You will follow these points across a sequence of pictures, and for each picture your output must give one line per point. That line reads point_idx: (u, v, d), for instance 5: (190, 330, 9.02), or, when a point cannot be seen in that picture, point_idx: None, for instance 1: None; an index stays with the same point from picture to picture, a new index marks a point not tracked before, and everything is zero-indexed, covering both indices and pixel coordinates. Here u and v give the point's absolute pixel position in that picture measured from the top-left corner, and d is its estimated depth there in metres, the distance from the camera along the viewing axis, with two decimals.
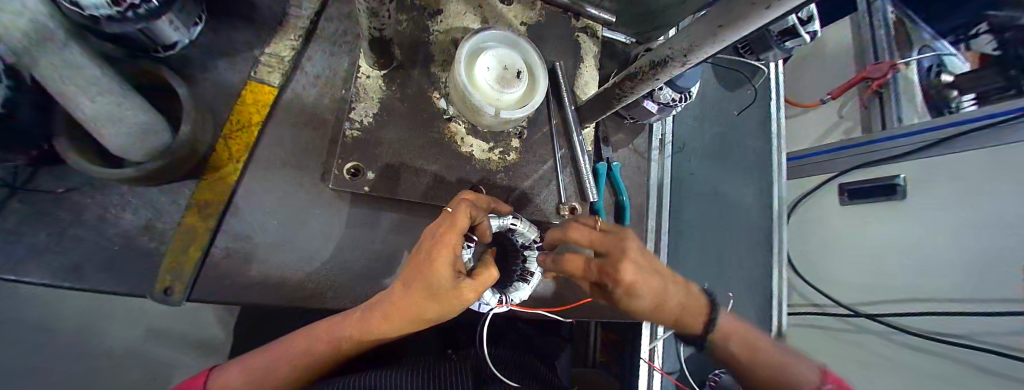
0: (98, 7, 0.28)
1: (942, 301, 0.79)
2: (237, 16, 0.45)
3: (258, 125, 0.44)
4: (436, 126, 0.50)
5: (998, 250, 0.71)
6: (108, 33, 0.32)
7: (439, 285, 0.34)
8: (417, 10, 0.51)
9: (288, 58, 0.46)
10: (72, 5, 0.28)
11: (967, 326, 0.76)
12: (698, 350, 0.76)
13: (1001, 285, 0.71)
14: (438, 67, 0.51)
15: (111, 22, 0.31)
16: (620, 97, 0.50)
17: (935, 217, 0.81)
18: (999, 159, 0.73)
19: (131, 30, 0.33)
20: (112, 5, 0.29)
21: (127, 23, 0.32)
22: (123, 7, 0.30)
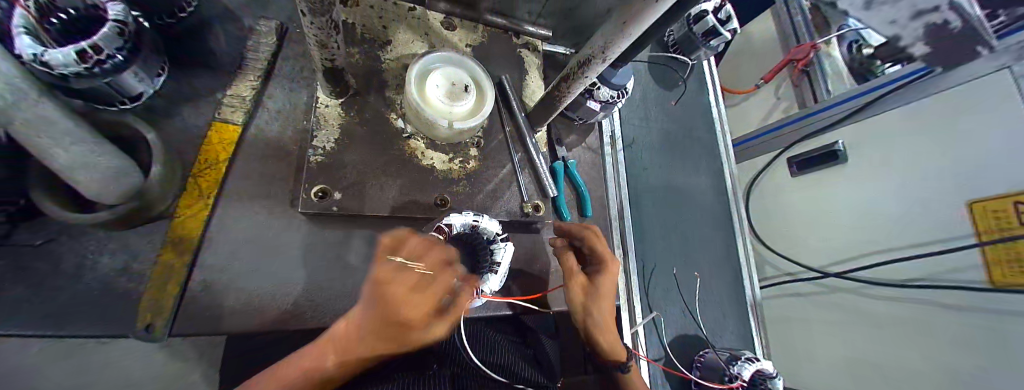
0: (67, 65, 0.32)
1: (896, 248, 0.83)
2: (199, 65, 0.49)
3: (225, 162, 0.47)
4: (396, 144, 0.54)
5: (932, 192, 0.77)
6: (78, 88, 0.36)
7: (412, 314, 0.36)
8: (368, 43, 0.57)
9: (250, 97, 0.50)
10: (42, 65, 0.31)
11: (923, 269, 0.78)
12: (680, 334, 0.76)
13: (945, 223, 0.75)
14: (393, 91, 0.56)
15: (80, 79, 0.34)
16: (560, 98, 0.55)
17: (875, 172, 0.88)
18: (917, 112, 0.82)
19: (98, 84, 0.36)
20: (80, 63, 0.33)
21: (95, 78, 0.35)
22: (90, 63, 0.34)
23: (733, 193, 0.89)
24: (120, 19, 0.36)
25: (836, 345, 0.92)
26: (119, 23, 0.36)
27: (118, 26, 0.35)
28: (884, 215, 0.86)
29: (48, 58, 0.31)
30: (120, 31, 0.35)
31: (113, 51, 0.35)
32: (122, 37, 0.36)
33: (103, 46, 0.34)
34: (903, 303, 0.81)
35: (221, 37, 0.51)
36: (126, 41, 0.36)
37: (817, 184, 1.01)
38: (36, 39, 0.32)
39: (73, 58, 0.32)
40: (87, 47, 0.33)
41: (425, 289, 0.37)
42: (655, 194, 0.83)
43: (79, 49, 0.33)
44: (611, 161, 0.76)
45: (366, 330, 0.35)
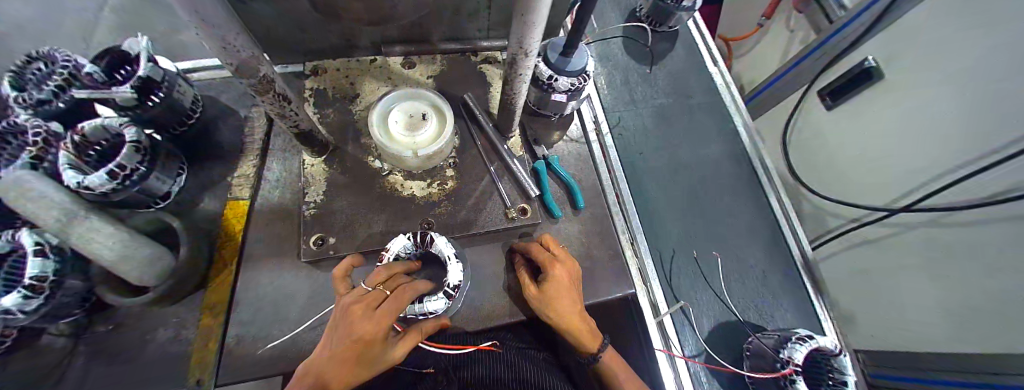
0: (103, 184, 0.41)
1: (960, 165, 0.67)
2: (210, 157, 0.59)
3: (240, 232, 0.55)
4: (377, 183, 0.59)
5: (989, 85, 0.62)
6: (119, 200, 0.45)
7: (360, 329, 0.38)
8: (340, 101, 0.64)
9: (252, 174, 0.59)
10: (86, 189, 0.41)
11: (995, 182, 0.63)
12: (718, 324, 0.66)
13: (1005, 122, 0.60)
14: (367, 136, 0.62)
15: (117, 191, 0.43)
16: (513, 101, 0.56)
17: (919, 82, 0.73)
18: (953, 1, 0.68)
19: (131, 193, 0.45)
20: (112, 180, 0.42)
21: (128, 189, 0.44)
22: (120, 178, 0.42)
23: (751, 143, 0.79)
24: (136, 139, 0.44)
25: (921, 288, 0.74)
26: (136, 142, 0.44)
27: (135, 144, 0.44)
28: (936, 128, 0.70)
29: (88, 183, 0.40)
30: (137, 147, 0.44)
31: (134, 164, 0.43)
32: (139, 152, 0.44)
33: (127, 163, 0.43)
34: (978, 229, 0.65)
35: (225, 130, 0.61)
36: (144, 155, 0.45)
37: (860, 112, 0.87)
38: (78, 170, 0.42)
39: (105, 178, 0.41)
40: (115, 167, 0.42)
41: (349, 328, 0.38)
42: (659, 169, 0.78)
43: (109, 170, 0.41)
44: (599, 147, 0.73)
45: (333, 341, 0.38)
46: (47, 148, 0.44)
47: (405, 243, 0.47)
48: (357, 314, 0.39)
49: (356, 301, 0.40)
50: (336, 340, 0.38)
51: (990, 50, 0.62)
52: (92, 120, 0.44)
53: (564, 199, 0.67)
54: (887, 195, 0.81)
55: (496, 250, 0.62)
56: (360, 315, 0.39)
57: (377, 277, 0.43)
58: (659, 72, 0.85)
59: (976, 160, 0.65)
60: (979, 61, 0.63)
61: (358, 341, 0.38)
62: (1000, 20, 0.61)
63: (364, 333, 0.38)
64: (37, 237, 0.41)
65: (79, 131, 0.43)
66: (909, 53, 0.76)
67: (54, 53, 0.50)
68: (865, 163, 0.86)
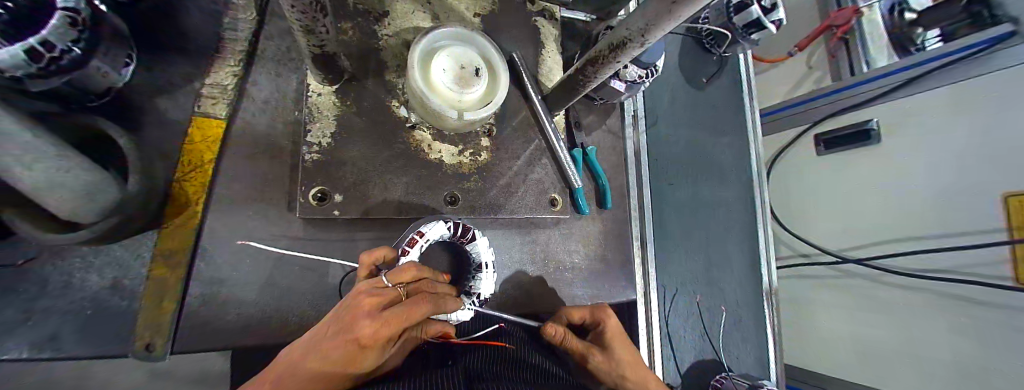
0: (17, 67, 0.27)
1: (921, 238, 0.80)
2: (171, 49, 0.43)
3: (212, 162, 0.42)
4: (400, 137, 0.48)
5: (968, 183, 0.73)
6: (34, 90, 0.31)
7: (360, 328, 0.31)
8: (363, 16, 0.49)
9: (232, 86, 0.44)
10: None
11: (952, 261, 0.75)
12: (699, 358, 0.78)
13: (969, 217, 0.73)
14: (394, 73, 0.49)
15: (34, 79, 0.29)
16: (584, 83, 0.48)
17: (909, 157, 0.82)
18: (966, 94, 0.74)
19: (57, 84, 0.32)
20: (32, 62, 0.28)
21: (51, 77, 0.30)
22: (43, 62, 0.29)
23: (757, 169, 0.84)
24: (70, 6, 0.30)
25: (847, 329, 0.94)
26: (70, 12, 0.30)
27: (69, 15, 0.29)
28: (912, 203, 0.82)
29: None
30: (72, 21, 0.30)
31: (67, 45, 0.30)
32: (75, 29, 0.30)
33: (56, 41, 0.29)
34: (918, 291, 0.81)
35: (194, 14, 0.44)
36: (82, 33, 0.31)
37: (841, 165, 0.96)
38: None
39: (22, 59, 0.27)
40: (38, 43, 0.28)
41: (350, 325, 0.32)
42: (677, 178, 0.79)
43: (29, 47, 0.27)
44: (634, 145, 0.69)
45: (331, 337, 0.32)
46: None
47: (443, 232, 0.41)
48: (362, 310, 0.32)
49: (369, 293, 0.34)
50: (329, 331, 0.32)
51: (977, 154, 0.72)
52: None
53: (592, 195, 0.63)
54: (845, 243, 0.94)
55: (516, 237, 0.57)
56: (365, 313, 0.32)
57: (404, 276, 0.36)
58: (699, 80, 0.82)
59: (935, 239, 0.78)
60: (967, 159, 0.73)
61: (357, 342, 0.32)
62: (998, 130, 0.69)
63: (365, 337, 0.31)
64: None
65: None
66: (917, 129, 0.81)
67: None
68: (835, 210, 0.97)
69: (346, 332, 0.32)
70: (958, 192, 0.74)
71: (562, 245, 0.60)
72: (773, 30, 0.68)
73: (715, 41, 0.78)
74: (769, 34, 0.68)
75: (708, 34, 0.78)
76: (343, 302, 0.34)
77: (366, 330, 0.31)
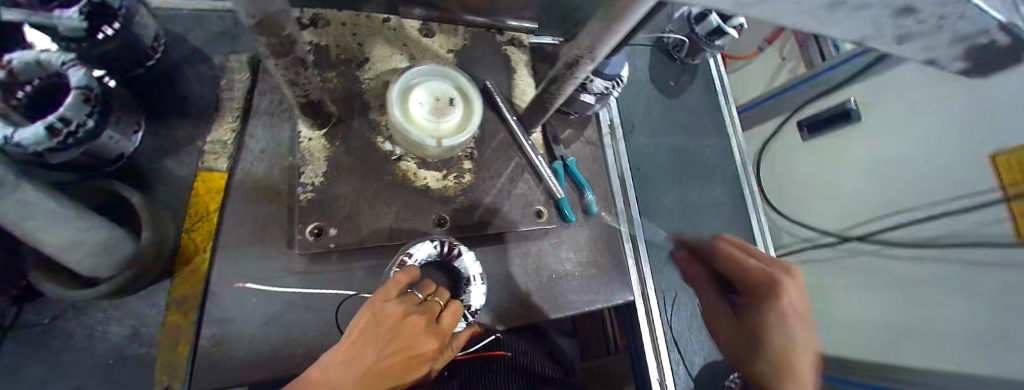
0: (37, 142, 0.32)
1: None
2: (175, 113, 0.48)
3: (217, 211, 0.46)
4: (388, 170, 0.52)
5: None
6: (55, 162, 0.36)
7: (422, 344, 0.41)
8: (345, 65, 0.54)
9: (231, 141, 0.49)
10: (14, 147, 0.32)
11: None
12: (708, 361, 0.76)
13: None
14: (377, 112, 0.53)
15: (54, 153, 0.34)
16: (551, 100, 0.52)
17: None
18: None
19: (75, 155, 0.36)
20: (51, 138, 0.33)
21: (69, 151, 0.35)
22: (61, 136, 0.34)
23: (741, 161, 0.86)
24: (84, 85, 0.35)
25: None
26: (84, 90, 0.35)
27: (83, 93, 0.35)
28: None
29: (17, 139, 0.31)
30: (86, 97, 0.35)
31: (82, 119, 0.35)
32: (88, 104, 0.35)
33: (72, 117, 0.34)
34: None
35: (194, 81, 0.50)
36: (94, 107, 0.36)
37: None
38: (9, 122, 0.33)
39: (44, 136, 0.32)
40: (55, 121, 0.33)
41: (411, 344, 0.40)
42: (662, 182, 0.81)
43: (48, 125, 0.32)
44: (613, 152, 0.73)
45: (386, 355, 0.39)
46: None
47: (430, 251, 0.44)
48: (418, 332, 0.40)
49: (416, 315, 0.41)
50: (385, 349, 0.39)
51: None
52: (21, 54, 0.35)
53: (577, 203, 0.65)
54: None
55: (507, 252, 0.59)
56: (423, 334, 0.41)
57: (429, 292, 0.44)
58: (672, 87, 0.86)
59: None
60: None
61: (414, 357, 0.41)
62: None
63: (427, 351, 0.41)
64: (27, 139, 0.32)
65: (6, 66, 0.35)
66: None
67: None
68: None
69: (403, 348, 0.40)
70: None
71: (553, 255, 0.62)
72: (735, 34, 0.71)
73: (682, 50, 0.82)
74: (731, 38, 0.71)
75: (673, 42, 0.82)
76: (378, 324, 0.39)
77: (428, 345, 0.41)
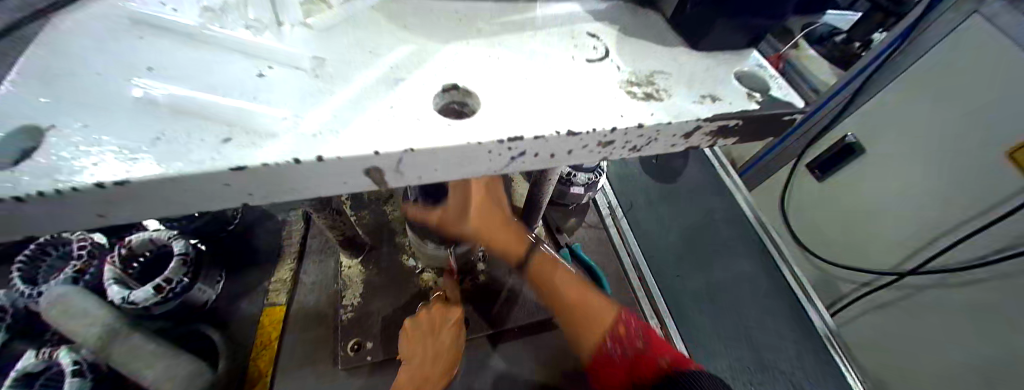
0: (146, 297, 0.48)
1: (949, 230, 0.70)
2: (247, 264, 0.63)
3: (276, 339, 0.55)
4: (410, 285, 0.60)
5: (972, 159, 0.65)
6: (158, 313, 0.51)
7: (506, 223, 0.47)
8: (376, 204, 0.67)
9: (289, 278, 0.61)
10: (130, 303, 0.48)
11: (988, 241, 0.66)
12: None
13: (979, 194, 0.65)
14: (402, 235, 0.64)
15: (157, 304, 0.49)
16: (540, 198, 0.60)
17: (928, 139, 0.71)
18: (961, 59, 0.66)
19: (173, 304, 0.51)
20: (156, 293, 0.49)
21: (169, 302, 0.50)
22: (164, 291, 0.50)
23: (755, 217, 0.86)
24: (184, 251, 0.52)
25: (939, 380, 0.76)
26: (183, 255, 0.52)
27: (182, 258, 0.51)
28: (932, 199, 0.72)
29: (133, 296, 0.48)
30: (183, 261, 0.51)
31: (179, 276, 0.51)
32: (185, 266, 0.52)
33: (173, 276, 0.50)
34: (982, 287, 0.68)
35: (263, 236, 0.66)
36: (189, 266, 0.52)
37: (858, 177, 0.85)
38: (122, 283, 0.50)
39: (150, 292, 0.48)
40: (162, 282, 0.49)
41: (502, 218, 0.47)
42: (680, 262, 0.80)
43: (155, 285, 0.49)
44: (617, 231, 0.77)
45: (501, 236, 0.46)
46: (89, 261, 0.53)
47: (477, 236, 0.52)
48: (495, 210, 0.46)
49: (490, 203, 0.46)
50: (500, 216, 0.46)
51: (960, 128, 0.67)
52: (139, 235, 0.52)
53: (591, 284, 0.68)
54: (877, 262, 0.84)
55: (528, 348, 0.60)
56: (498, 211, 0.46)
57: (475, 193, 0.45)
58: (666, 170, 0.93)
59: (952, 232, 0.70)
60: (971, 132, 0.65)
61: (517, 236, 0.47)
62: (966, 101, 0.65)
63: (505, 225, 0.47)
64: (145, 295, 0.48)
65: (127, 245, 0.51)
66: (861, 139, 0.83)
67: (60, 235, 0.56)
68: (881, 226, 0.82)
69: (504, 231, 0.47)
70: (971, 171, 0.66)
71: None
72: None
73: None
74: None
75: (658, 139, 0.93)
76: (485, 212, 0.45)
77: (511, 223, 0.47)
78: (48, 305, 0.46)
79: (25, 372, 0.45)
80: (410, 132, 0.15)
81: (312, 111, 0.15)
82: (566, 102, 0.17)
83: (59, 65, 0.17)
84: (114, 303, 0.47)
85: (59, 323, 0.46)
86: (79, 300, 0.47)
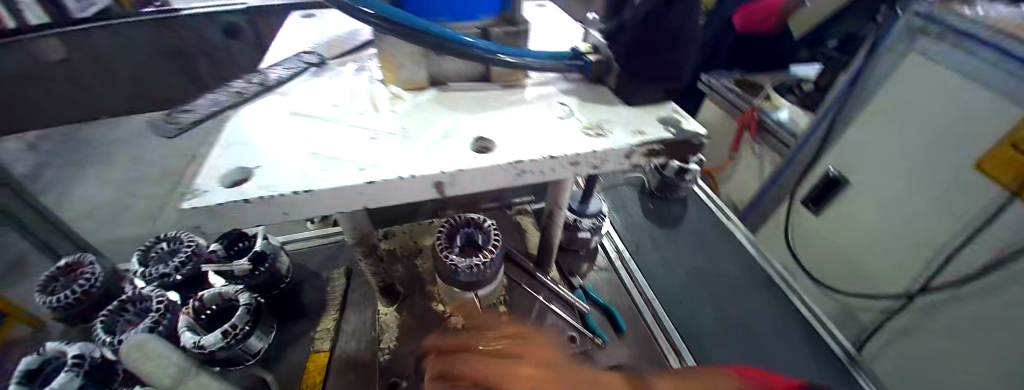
0: (213, 342, 0.54)
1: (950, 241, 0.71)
2: (295, 317, 0.70)
3: (320, 383, 0.60)
4: (441, 327, 0.66)
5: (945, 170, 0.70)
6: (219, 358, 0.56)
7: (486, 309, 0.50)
8: (407, 258, 0.77)
9: (332, 327, 0.68)
10: (199, 348, 0.54)
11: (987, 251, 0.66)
12: None
13: (961, 203, 0.68)
14: (431, 283, 0.73)
15: (221, 349, 0.55)
16: (549, 241, 0.69)
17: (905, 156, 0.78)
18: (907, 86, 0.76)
19: (233, 350, 0.57)
20: (222, 338, 0.55)
21: (230, 347, 0.56)
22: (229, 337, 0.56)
23: (757, 251, 0.92)
24: (246, 301, 0.60)
25: None
26: (246, 305, 0.60)
27: (246, 307, 0.59)
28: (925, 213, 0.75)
29: (203, 341, 0.54)
30: (247, 310, 0.59)
31: (242, 323, 0.58)
32: (247, 313, 0.59)
33: (238, 322, 0.57)
34: (984, 299, 0.67)
35: (310, 292, 0.74)
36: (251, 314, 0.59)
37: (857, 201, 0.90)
38: (193, 330, 0.57)
39: (217, 337, 0.55)
40: (228, 328, 0.56)
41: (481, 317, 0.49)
42: (693, 298, 0.83)
43: (222, 330, 0.55)
44: (626, 272, 0.83)
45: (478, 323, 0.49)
46: (165, 313, 0.61)
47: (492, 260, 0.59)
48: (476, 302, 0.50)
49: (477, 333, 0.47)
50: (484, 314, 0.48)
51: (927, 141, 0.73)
52: (211, 289, 0.61)
53: (606, 321, 0.72)
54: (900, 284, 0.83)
55: None
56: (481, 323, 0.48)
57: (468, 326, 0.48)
58: (668, 215, 1.01)
59: (955, 244, 0.70)
60: (935, 145, 0.71)
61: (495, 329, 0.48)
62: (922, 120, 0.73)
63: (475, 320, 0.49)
64: (213, 340, 0.54)
65: (199, 299, 0.60)
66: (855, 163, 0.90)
67: (139, 291, 0.66)
68: (891, 245, 0.83)
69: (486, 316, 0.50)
70: (948, 181, 0.70)
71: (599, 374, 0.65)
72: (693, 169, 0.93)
73: (662, 190, 1.03)
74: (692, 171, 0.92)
75: (658, 190, 1.03)
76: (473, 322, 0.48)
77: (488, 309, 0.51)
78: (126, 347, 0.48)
79: None
80: (450, 161, 0.25)
81: (402, 154, 0.26)
82: (548, 141, 0.28)
83: (251, 141, 0.29)
84: (186, 348, 0.54)
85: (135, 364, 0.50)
86: (160, 344, 0.52)
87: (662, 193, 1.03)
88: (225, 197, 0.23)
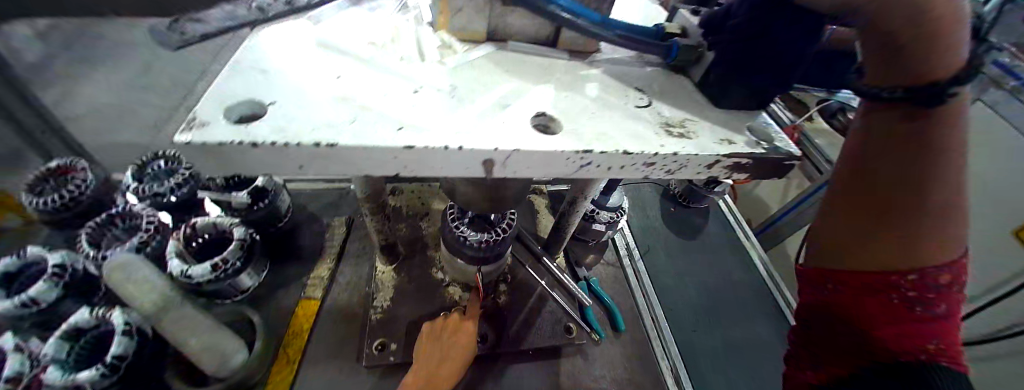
0: (202, 274, 0.53)
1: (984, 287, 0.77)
2: (289, 258, 0.68)
3: (307, 331, 0.59)
4: (438, 296, 0.64)
5: None
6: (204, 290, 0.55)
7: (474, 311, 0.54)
8: (412, 219, 0.74)
9: (325, 275, 0.66)
10: (186, 277, 0.52)
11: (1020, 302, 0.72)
12: None
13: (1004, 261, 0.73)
14: (433, 250, 0.70)
15: (209, 282, 0.54)
16: (564, 228, 0.65)
17: None
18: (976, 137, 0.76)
19: (221, 284, 0.56)
20: (212, 271, 0.53)
21: (219, 281, 0.55)
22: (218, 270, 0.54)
23: (769, 275, 0.89)
24: (242, 237, 0.58)
25: None
26: (241, 240, 0.57)
27: (240, 243, 0.57)
28: None
29: (191, 271, 0.52)
30: (241, 246, 0.57)
31: (234, 259, 0.56)
32: (241, 250, 0.57)
33: (229, 258, 0.55)
34: None
35: (307, 236, 0.72)
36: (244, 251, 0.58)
37: None
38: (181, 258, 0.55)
39: (207, 269, 0.53)
40: (218, 262, 0.54)
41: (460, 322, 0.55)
42: (694, 309, 0.81)
43: (213, 263, 0.54)
44: (634, 273, 0.80)
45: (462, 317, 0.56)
46: (153, 234, 0.59)
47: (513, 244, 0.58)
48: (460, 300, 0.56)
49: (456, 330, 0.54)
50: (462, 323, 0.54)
51: None
52: (206, 218, 0.58)
53: (605, 319, 0.70)
54: None
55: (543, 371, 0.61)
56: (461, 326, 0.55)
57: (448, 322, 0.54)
58: (687, 222, 0.98)
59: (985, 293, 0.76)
60: None
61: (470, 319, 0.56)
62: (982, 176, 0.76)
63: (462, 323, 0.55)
64: (201, 272, 0.53)
65: (191, 226, 0.58)
66: None
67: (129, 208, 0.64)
68: None
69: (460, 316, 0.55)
70: None
71: (588, 371, 0.63)
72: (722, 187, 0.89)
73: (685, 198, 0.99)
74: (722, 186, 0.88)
75: (681, 197, 0.99)
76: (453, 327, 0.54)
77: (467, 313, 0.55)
78: (112, 269, 0.48)
79: (74, 326, 0.50)
80: (507, 136, 0.21)
81: (448, 117, 0.22)
82: (621, 132, 0.23)
83: (267, 72, 0.24)
84: (173, 275, 0.52)
85: (121, 286, 0.48)
86: (141, 266, 0.50)
87: (685, 199, 0.99)
88: (228, 136, 0.19)
